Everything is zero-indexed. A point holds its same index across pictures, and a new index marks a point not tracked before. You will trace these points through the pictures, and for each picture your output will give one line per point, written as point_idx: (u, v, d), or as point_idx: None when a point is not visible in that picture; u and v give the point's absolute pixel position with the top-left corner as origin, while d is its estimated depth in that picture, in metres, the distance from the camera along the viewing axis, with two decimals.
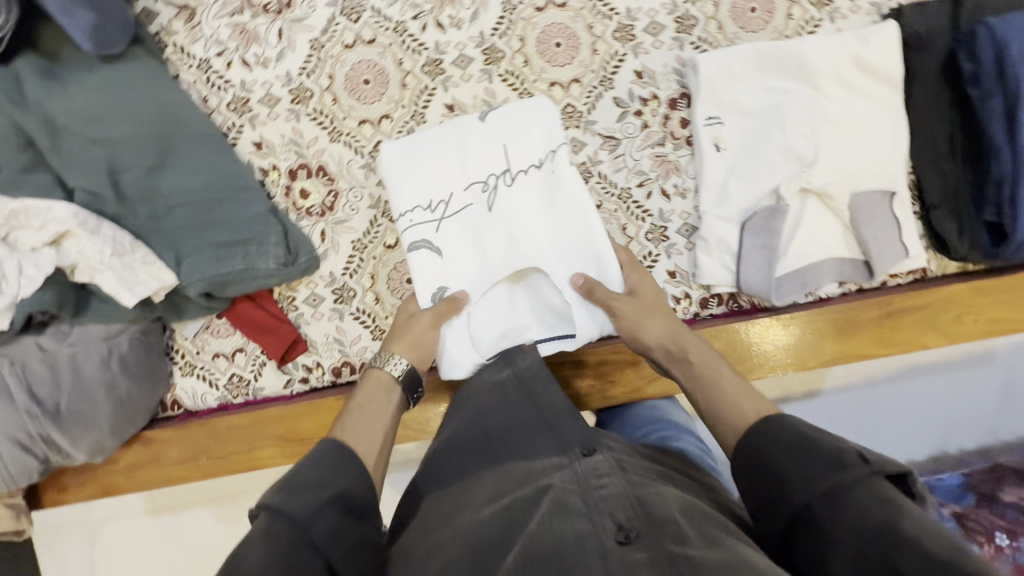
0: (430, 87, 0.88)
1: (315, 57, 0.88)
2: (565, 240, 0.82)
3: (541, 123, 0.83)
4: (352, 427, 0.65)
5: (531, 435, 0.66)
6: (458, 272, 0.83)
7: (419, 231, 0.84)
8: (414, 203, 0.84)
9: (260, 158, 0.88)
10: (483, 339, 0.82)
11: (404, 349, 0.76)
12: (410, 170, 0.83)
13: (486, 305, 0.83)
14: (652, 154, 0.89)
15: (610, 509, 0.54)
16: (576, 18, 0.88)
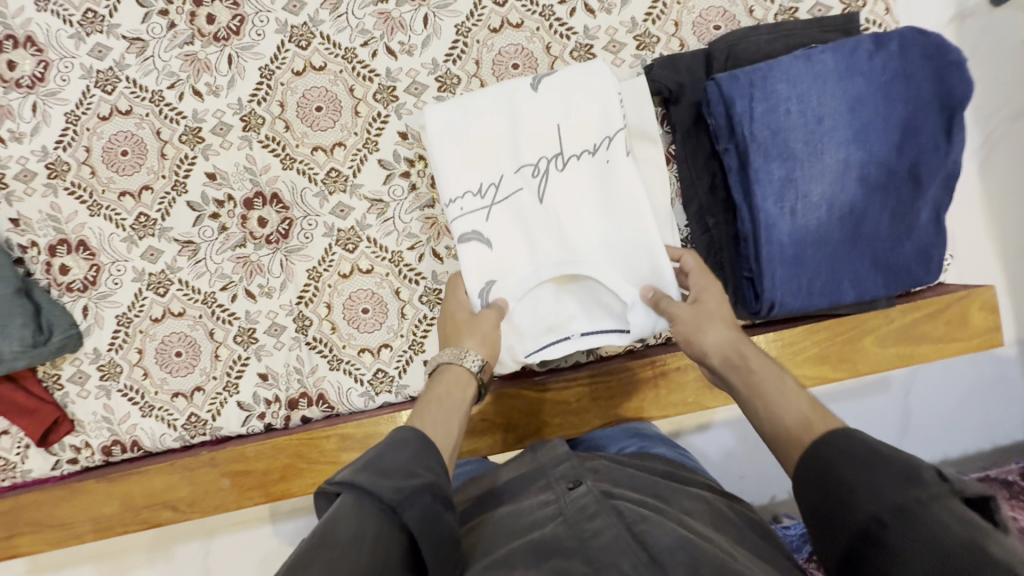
0: (190, 157, 0.86)
1: (72, 130, 0.86)
2: (604, 242, 0.74)
3: (595, 100, 0.73)
4: (434, 420, 0.60)
5: (528, 485, 0.67)
6: (510, 267, 0.75)
7: (468, 223, 0.75)
8: (465, 188, 0.75)
9: (18, 235, 0.86)
10: (531, 331, 0.76)
11: (468, 341, 0.69)
12: (463, 155, 0.75)
13: (533, 301, 0.76)
14: (422, 216, 0.87)
15: (613, 557, 0.51)
16: (336, 82, 0.86)
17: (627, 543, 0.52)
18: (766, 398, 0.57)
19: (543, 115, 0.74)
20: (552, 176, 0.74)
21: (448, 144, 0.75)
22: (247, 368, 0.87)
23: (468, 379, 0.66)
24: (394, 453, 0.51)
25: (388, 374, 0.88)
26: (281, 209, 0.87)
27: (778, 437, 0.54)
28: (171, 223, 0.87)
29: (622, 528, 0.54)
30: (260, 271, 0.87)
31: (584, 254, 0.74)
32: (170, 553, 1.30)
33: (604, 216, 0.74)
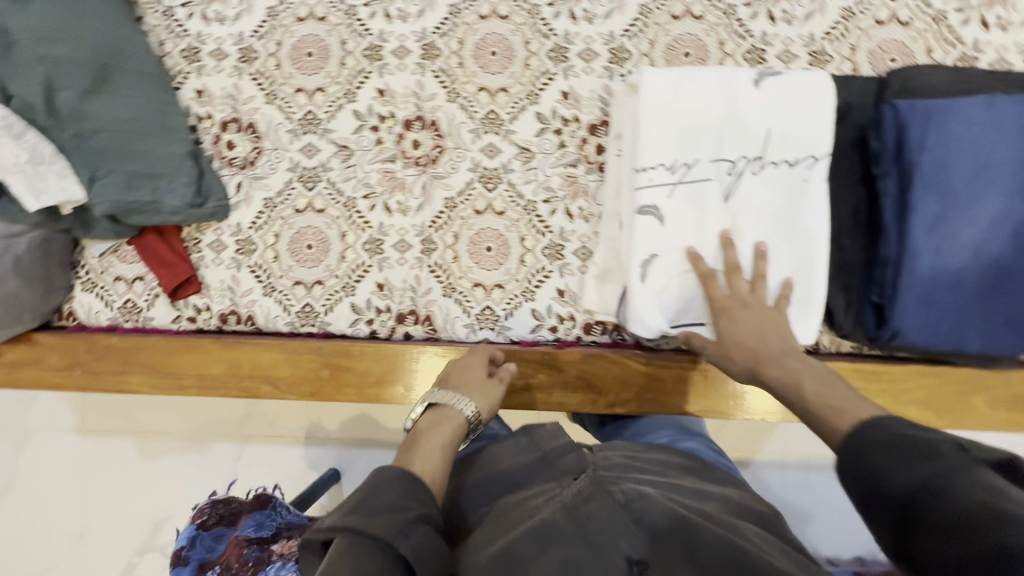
0: (366, 71, 0.92)
1: (268, 23, 0.93)
2: (771, 252, 0.77)
3: (813, 119, 0.76)
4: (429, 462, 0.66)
5: (531, 473, 0.72)
6: (678, 248, 0.78)
7: (651, 194, 0.78)
8: (659, 161, 0.78)
9: (198, 105, 0.93)
10: (673, 310, 0.79)
11: (478, 400, 0.79)
12: (665, 129, 0.78)
13: (685, 284, 0.78)
14: (563, 173, 0.91)
15: (611, 538, 0.57)
16: (515, 32, 0.91)
17: (624, 524, 0.58)
18: (796, 384, 0.67)
19: (759, 114, 0.77)
20: (746, 179, 0.77)
21: (657, 114, 0.79)
22: (367, 276, 0.92)
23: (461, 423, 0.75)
24: (380, 492, 0.57)
25: (495, 313, 0.91)
26: (436, 136, 0.92)
27: (811, 404, 0.64)
28: (334, 126, 0.93)
29: (617, 511, 0.60)
30: (402, 188, 0.92)
31: (752, 258, 0.77)
32: (213, 445, 1.52)
33: (783, 230, 0.76)
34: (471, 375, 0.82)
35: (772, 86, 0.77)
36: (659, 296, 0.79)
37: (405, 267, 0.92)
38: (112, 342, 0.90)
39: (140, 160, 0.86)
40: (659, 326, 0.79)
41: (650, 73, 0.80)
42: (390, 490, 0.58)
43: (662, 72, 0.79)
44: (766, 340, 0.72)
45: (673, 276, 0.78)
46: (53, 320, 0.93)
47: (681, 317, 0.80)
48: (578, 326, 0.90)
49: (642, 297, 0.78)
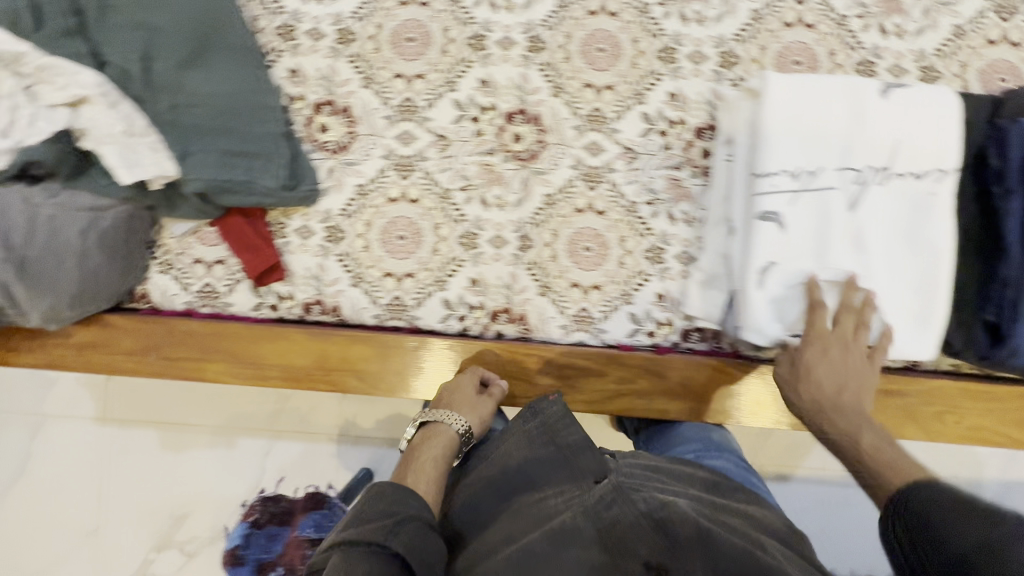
0: (469, 60, 0.89)
1: (368, 5, 0.90)
2: (893, 264, 0.77)
3: (943, 132, 0.75)
4: (423, 477, 0.74)
5: (551, 471, 0.72)
6: (798, 257, 0.77)
7: (774, 201, 0.77)
8: (783, 168, 0.77)
9: (290, 85, 0.90)
10: (788, 319, 0.78)
11: (469, 416, 0.83)
12: (791, 135, 0.77)
13: (803, 293, 0.78)
14: (667, 176, 0.89)
15: (631, 543, 0.61)
16: (624, 30, 0.89)
17: (642, 528, 0.62)
18: (856, 434, 0.70)
19: (888, 123, 0.76)
20: (873, 189, 0.76)
21: (782, 119, 0.77)
22: (461, 270, 0.89)
23: (451, 439, 0.81)
24: (377, 503, 0.66)
25: (591, 315, 0.89)
26: (538, 131, 0.89)
27: (873, 452, 0.68)
28: (433, 114, 0.90)
29: (636, 517, 0.63)
30: (500, 182, 0.89)
31: (875, 269, 0.76)
32: (234, 440, 1.31)
33: (907, 242, 0.77)
34: (462, 392, 0.85)
35: (902, 96, 0.76)
36: (776, 304, 0.78)
37: (501, 264, 0.89)
38: (193, 327, 0.86)
39: (236, 138, 0.82)
40: (774, 334, 0.78)
41: (775, 78, 0.78)
42: (387, 502, 0.66)
43: (787, 79, 0.78)
44: (841, 390, 0.73)
45: (791, 285, 0.77)
46: (124, 302, 0.88)
47: (797, 327, 0.78)
48: (676, 332, 0.89)
49: (761, 305, 0.77)
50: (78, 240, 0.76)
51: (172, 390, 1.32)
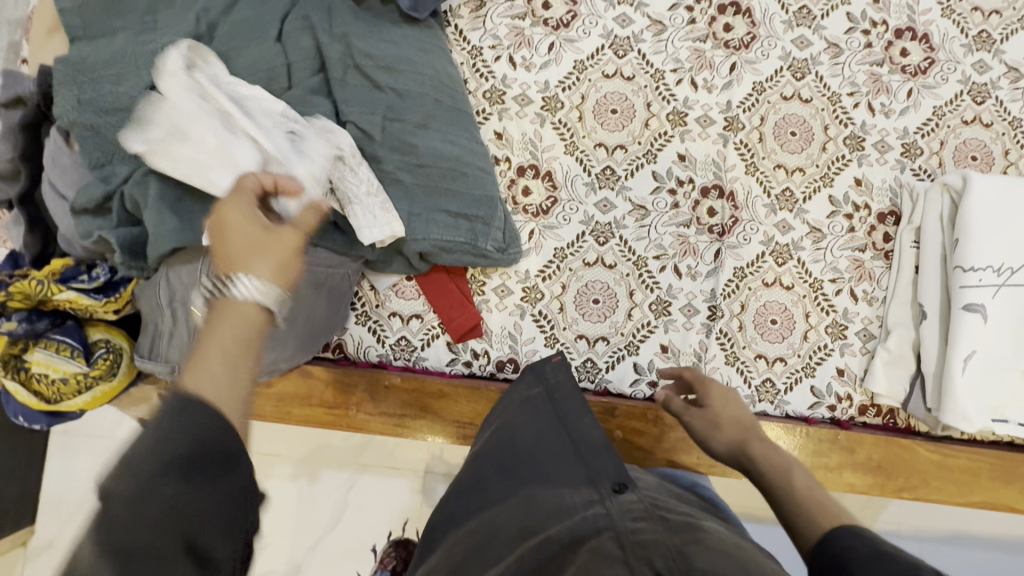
0: (668, 134, 0.94)
1: (575, 75, 0.94)
2: None
3: None
4: (207, 373, 0.42)
5: (564, 469, 0.65)
6: (995, 348, 0.83)
7: (978, 293, 0.82)
8: (987, 264, 0.83)
9: (497, 147, 0.92)
10: (984, 404, 0.83)
11: (253, 263, 0.51)
12: (993, 234, 0.83)
13: (997, 381, 0.83)
14: (851, 256, 0.93)
15: (648, 553, 0.50)
16: (815, 116, 0.95)
17: (668, 545, 0.50)
18: (787, 474, 0.63)
19: None
20: None
21: (986, 217, 0.83)
22: (652, 336, 0.92)
23: (255, 317, 0.49)
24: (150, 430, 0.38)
25: (775, 386, 0.92)
26: (732, 206, 0.93)
27: (806, 507, 0.57)
28: (632, 184, 0.93)
29: (664, 532, 0.52)
30: (693, 253, 0.93)
31: None
32: (316, 474, 1.24)
33: None
34: (241, 222, 0.53)
35: None
36: (975, 389, 0.83)
37: (690, 332, 0.92)
38: (393, 382, 0.87)
39: (459, 200, 0.84)
40: (972, 420, 0.82)
41: (977, 179, 0.85)
42: (181, 437, 0.38)
43: (991, 181, 0.84)
44: (741, 427, 0.73)
45: (989, 373, 0.83)
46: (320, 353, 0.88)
47: (990, 412, 0.84)
48: (854, 407, 0.92)
49: (963, 390, 0.82)
50: (315, 294, 0.78)
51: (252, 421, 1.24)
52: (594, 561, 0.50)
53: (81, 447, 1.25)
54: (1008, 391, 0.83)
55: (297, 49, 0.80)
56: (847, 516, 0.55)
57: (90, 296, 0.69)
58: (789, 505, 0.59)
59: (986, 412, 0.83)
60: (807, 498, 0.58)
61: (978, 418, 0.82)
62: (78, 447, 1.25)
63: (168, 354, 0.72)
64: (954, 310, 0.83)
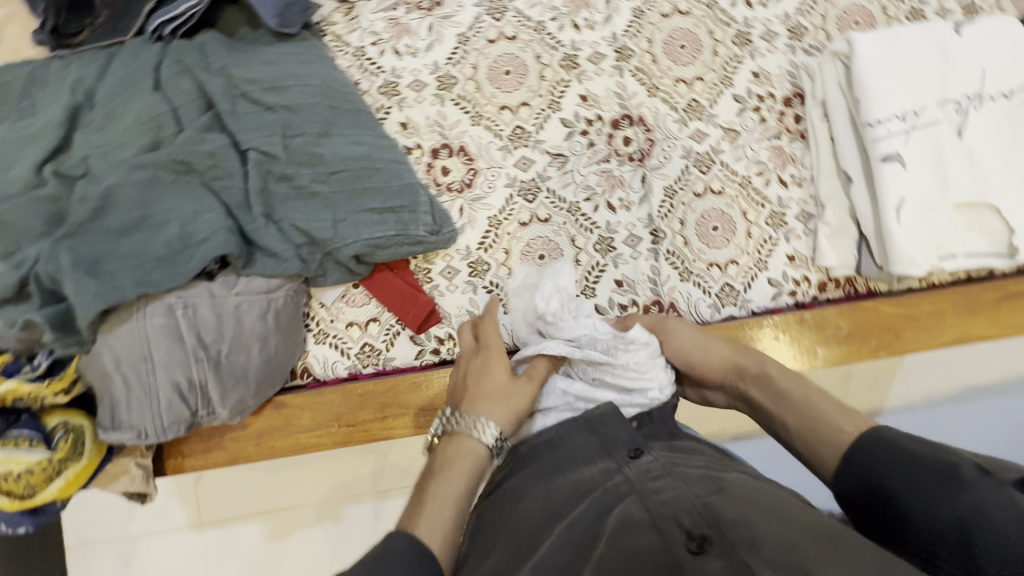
0: (566, 80, 0.95)
1: (461, 49, 0.95)
2: (1008, 178, 0.85)
3: (1015, 54, 0.86)
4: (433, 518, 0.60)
5: (578, 446, 0.64)
6: (923, 190, 0.85)
7: (891, 142, 0.85)
8: (891, 113, 0.85)
9: (405, 137, 0.93)
10: (927, 245, 0.85)
11: (495, 412, 0.69)
12: (889, 82, 0.86)
13: (932, 220, 0.86)
14: (769, 146, 0.96)
15: (673, 512, 0.53)
16: (698, 25, 0.97)
17: (690, 501, 0.53)
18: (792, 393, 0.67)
19: (970, 57, 0.86)
20: (971, 116, 0.85)
21: (878, 69, 0.86)
22: (604, 275, 0.93)
23: (473, 452, 0.66)
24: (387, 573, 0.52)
25: (734, 288, 0.93)
26: (645, 131, 0.95)
27: (813, 425, 0.64)
28: (544, 136, 0.94)
29: (685, 491, 0.55)
30: (621, 185, 0.94)
31: (995, 185, 0.84)
32: (339, 514, 1.23)
33: (1014, 155, 0.85)
34: (494, 375, 0.73)
35: (970, 33, 0.87)
36: (914, 233, 0.85)
37: (640, 260, 0.93)
38: (367, 389, 0.88)
39: (379, 195, 0.85)
40: (920, 261, 0.84)
41: (859, 37, 0.87)
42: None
43: (871, 35, 0.87)
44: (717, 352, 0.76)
45: (922, 214, 0.85)
46: (287, 382, 0.87)
47: (934, 251, 0.86)
48: (814, 286, 0.93)
49: (903, 236, 0.84)
50: (263, 321, 0.78)
51: (257, 479, 1.22)
52: (624, 530, 0.53)
53: (91, 558, 1.21)
54: (945, 227, 0.86)
55: (177, 91, 0.80)
56: (863, 414, 0.63)
57: (32, 381, 0.69)
58: (803, 426, 0.64)
59: (931, 251, 0.85)
60: (824, 408, 0.64)
61: (925, 258, 0.84)
62: (85, 559, 1.21)
63: (132, 420, 0.73)
64: (874, 165, 0.85)
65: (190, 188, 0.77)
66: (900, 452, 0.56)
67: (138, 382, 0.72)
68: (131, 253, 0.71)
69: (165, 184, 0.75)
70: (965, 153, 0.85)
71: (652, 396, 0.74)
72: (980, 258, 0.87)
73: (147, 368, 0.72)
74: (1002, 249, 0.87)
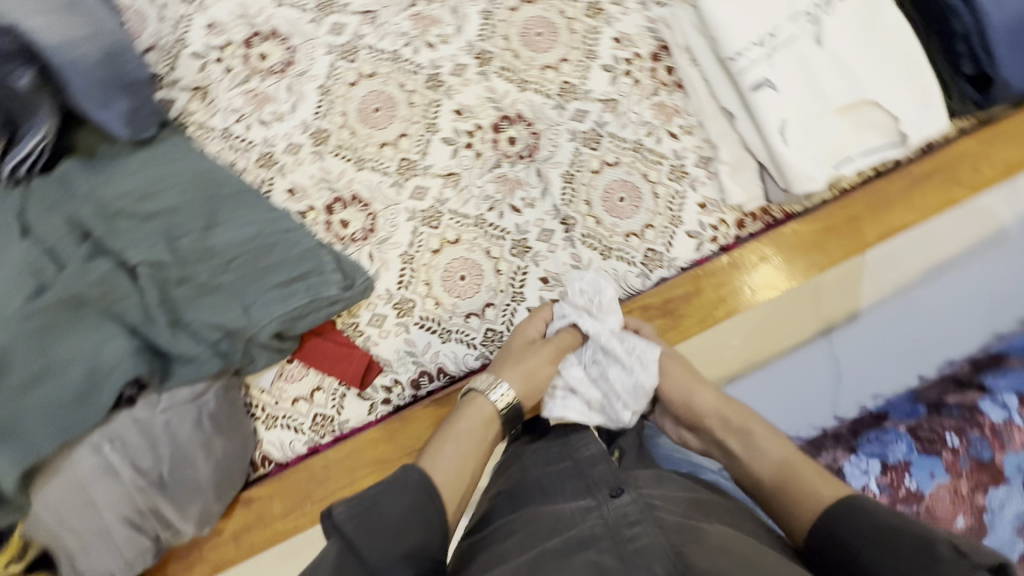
0: (436, 100, 0.95)
1: (325, 100, 0.94)
2: (878, 71, 0.86)
3: None
4: (439, 460, 0.67)
5: (565, 485, 0.68)
6: (802, 106, 0.85)
7: (757, 70, 0.85)
8: (749, 42, 0.85)
9: (295, 203, 0.92)
10: (821, 157, 0.86)
11: (509, 370, 0.77)
12: (738, 13, 0.86)
13: (819, 132, 0.86)
14: (650, 105, 0.96)
15: (647, 561, 0.55)
16: (547, 9, 0.97)
17: (664, 550, 0.56)
18: (778, 453, 0.66)
19: None
20: (825, 22, 0.86)
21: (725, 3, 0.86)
22: (529, 276, 0.92)
23: (483, 409, 0.73)
24: (394, 499, 0.58)
25: (657, 252, 0.93)
26: (527, 126, 0.95)
27: (791, 485, 0.63)
28: (431, 161, 0.94)
29: (661, 539, 0.57)
30: (519, 185, 0.94)
31: (867, 82, 0.85)
32: None
33: (877, 46, 0.86)
34: (520, 344, 0.82)
35: None
36: (805, 150, 0.85)
37: (558, 252, 0.93)
38: (329, 459, 0.87)
39: (282, 268, 0.84)
40: (818, 175, 0.85)
41: None
42: (402, 502, 0.58)
43: None
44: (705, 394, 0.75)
45: (808, 129, 0.86)
46: (250, 475, 0.86)
47: (830, 161, 0.86)
48: (732, 227, 0.94)
49: (795, 156, 0.84)
50: (198, 431, 0.77)
51: None
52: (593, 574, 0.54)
53: None
54: (835, 135, 0.86)
55: (48, 229, 0.79)
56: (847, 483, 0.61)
57: None
58: (777, 488, 0.64)
59: (826, 162, 0.86)
60: (808, 473, 0.63)
61: (822, 171, 0.85)
62: None
63: (94, 563, 0.73)
64: (748, 97, 0.85)
65: (89, 320, 0.76)
66: (877, 524, 0.54)
67: (88, 526, 0.72)
68: (44, 403, 0.70)
69: (62, 325, 0.74)
70: (831, 59, 0.85)
71: (622, 418, 0.77)
72: (876, 154, 0.87)
73: (94, 510, 0.72)
74: (893, 138, 0.87)
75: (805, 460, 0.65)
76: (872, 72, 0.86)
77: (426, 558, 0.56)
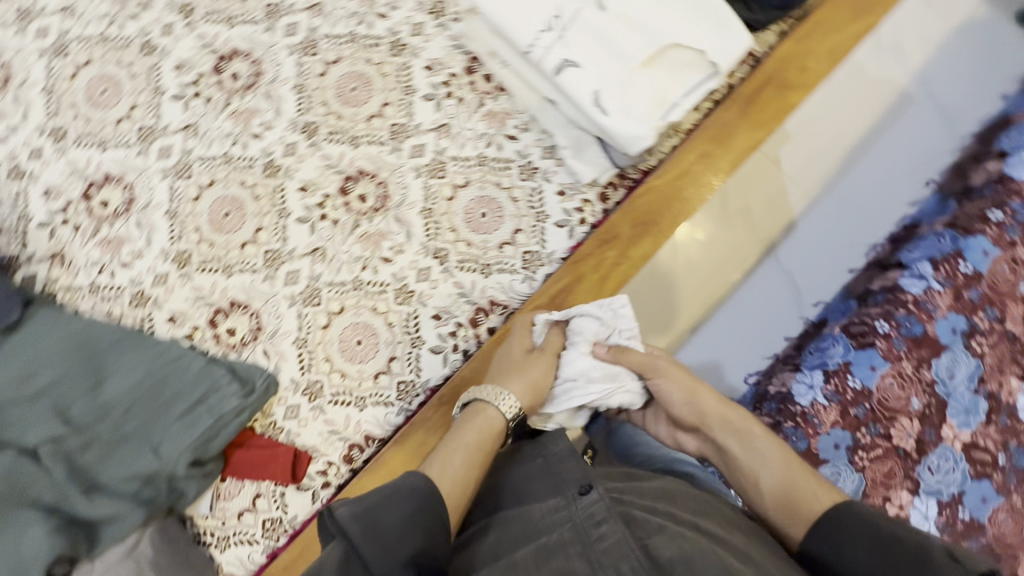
0: (279, 184, 0.96)
1: (176, 223, 0.96)
2: (668, 13, 0.87)
3: None
4: (448, 464, 0.61)
5: (534, 483, 0.62)
6: (610, 71, 0.86)
7: (555, 53, 0.85)
8: (538, 30, 0.85)
9: (179, 329, 0.93)
10: (646, 112, 0.86)
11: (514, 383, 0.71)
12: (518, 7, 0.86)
13: (636, 89, 0.86)
14: (480, 117, 0.97)
15: (614, 562, 0.50)
16: (354, 63, 0.99)
17: (630, 549, 0.50)
18: (769, 466, 0.64)
19: None
20: None
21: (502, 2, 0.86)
22: (421, 318, 0.93)
23: (493, 424, 0.67)
24: (398, 503, 0.52)
25: (535, 252, 0.94)
26: (372, 179, 0.96)
27: (786, 496, 0.61)
28: (294, 243, 0.95)
29: (628, 538, 0.52)
30: (384, 236, 0.95)
31: (660, 28, 0.86)
32: None
33: None
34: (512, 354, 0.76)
35: None
36: (628, 111, 0.85)
37: (441, 286, 0.93)
38: (284, 560, 0.85)
39: (179, 398, 0.85)
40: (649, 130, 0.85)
41: None
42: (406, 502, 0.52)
43: None
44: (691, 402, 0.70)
45: (625, 91, 0.86)
46: None
47: (657, 113, 0.87)
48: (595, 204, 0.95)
49: (621, 119, 0.84)
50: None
51: None
52: None
53: None
54: (651, 86, 0.87)
55: None
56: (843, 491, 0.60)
57: None
58: (770, 499, 0.62)
59: (652, 117, 0.86)
60: (808, 485, 0.61)
61: (651, 125, 0.85)
62: None
63: None
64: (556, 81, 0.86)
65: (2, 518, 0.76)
66: (871, 531, 0.52)
67: None
68: None
69: None
70: (620, 18, 0.86)
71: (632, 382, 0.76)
72: (698, 90, 0.88)
73: None
74: (708, 70, 0.88)
75: (803, 469, 0.63)
76: (662, 16, 0.87)
77: (434, 566, 0.49)
